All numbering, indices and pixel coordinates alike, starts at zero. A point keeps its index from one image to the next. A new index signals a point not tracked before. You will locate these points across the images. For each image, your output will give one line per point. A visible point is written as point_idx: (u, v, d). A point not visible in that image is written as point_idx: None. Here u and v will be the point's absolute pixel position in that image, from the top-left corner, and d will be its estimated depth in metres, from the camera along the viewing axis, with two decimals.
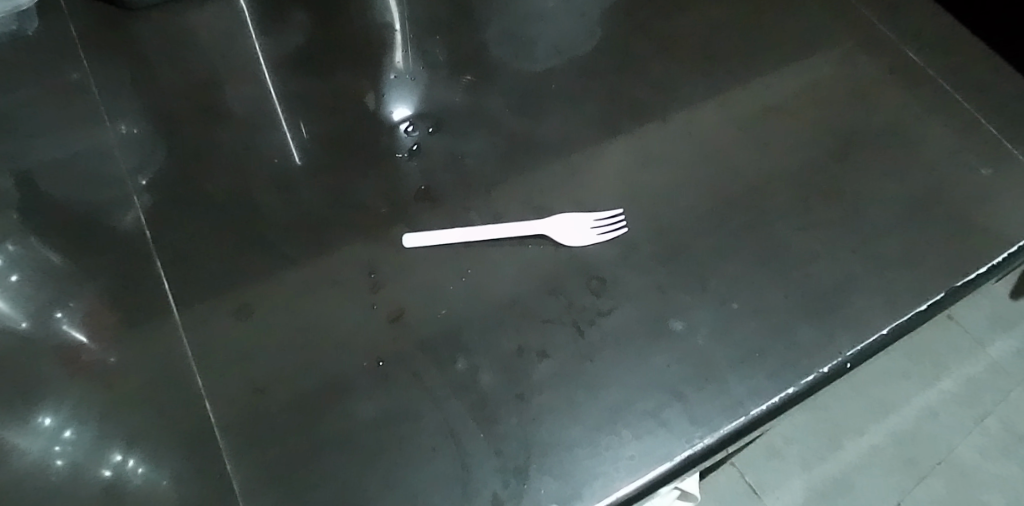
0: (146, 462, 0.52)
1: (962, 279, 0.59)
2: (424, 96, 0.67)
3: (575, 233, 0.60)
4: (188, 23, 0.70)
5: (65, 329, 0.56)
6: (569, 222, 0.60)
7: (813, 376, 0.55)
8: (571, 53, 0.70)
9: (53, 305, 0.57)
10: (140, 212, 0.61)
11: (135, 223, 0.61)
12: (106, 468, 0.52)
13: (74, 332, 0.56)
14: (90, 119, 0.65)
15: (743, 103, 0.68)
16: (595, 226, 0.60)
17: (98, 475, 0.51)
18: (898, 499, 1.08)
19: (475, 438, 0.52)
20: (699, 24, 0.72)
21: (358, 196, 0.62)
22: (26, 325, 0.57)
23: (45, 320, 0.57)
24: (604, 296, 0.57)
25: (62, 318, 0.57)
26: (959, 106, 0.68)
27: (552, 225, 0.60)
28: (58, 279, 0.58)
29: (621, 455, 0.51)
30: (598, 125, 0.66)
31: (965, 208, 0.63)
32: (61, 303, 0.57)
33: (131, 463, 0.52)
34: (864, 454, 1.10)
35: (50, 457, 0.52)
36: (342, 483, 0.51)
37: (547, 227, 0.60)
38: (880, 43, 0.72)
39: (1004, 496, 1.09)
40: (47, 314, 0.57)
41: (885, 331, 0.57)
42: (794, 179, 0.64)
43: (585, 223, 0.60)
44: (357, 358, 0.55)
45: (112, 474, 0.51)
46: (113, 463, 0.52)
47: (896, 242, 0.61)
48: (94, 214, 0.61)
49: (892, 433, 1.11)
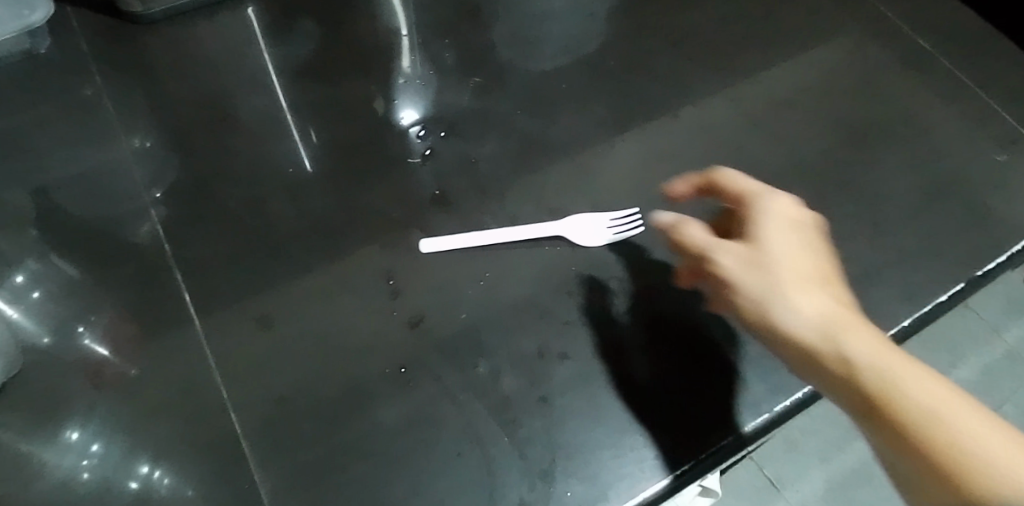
0: (172, 473, 0.52)
1: (982, 268, 0.60)
2: (437, 101, 0.67)
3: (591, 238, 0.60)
4: (197, 36, 0.70)
5: (87, 344, 0.57)
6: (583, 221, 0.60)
7: None
8: (579, 52, 0.70)
9: (74, 321, 0.58)
10: (156, 224, 0.62)
11: (151, 235, 0.61)
12: (132, 480, 0.52)
13: (95, 347, 0.57)
14: (105, 133, 0.66)
15: (754, 97, 0.68)
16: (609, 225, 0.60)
17: (125, 488, 0.52)
18: None
19: (499, 442, 0.52)
20: (707, 19, 0.72)
21: (372, 203, 0.62)
22: (47, 340, 0.57)
23: (65, 335, 0.57)
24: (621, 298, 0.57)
25: (83, 332, 0.57)
26: (971, 94, 0.69)
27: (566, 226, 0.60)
28: (77, 294, 0.59)
29: (645, 455, 0.51)
30: (609, 124, 0.66)
31: (982, 198, 0.63)
32: (81, 318, 0.58)
33: (158, 474, 0.52)
34: None
35: (77, 471, 0.52)
36: (368, 491, 0.51)
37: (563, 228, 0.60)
38: (889, 33, 0.72)
39: None
40: (67, 328, 0.58)
41: (906, 323, 0.57)
42: (809, 173, 0.64)
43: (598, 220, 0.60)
44: (378, 365, 0.55)
45: (138, 485, 0.52)
46: (139, 475, 0.52)
47: (914, 234, 0.61)
48: (110, 229, 0.61)
49: None
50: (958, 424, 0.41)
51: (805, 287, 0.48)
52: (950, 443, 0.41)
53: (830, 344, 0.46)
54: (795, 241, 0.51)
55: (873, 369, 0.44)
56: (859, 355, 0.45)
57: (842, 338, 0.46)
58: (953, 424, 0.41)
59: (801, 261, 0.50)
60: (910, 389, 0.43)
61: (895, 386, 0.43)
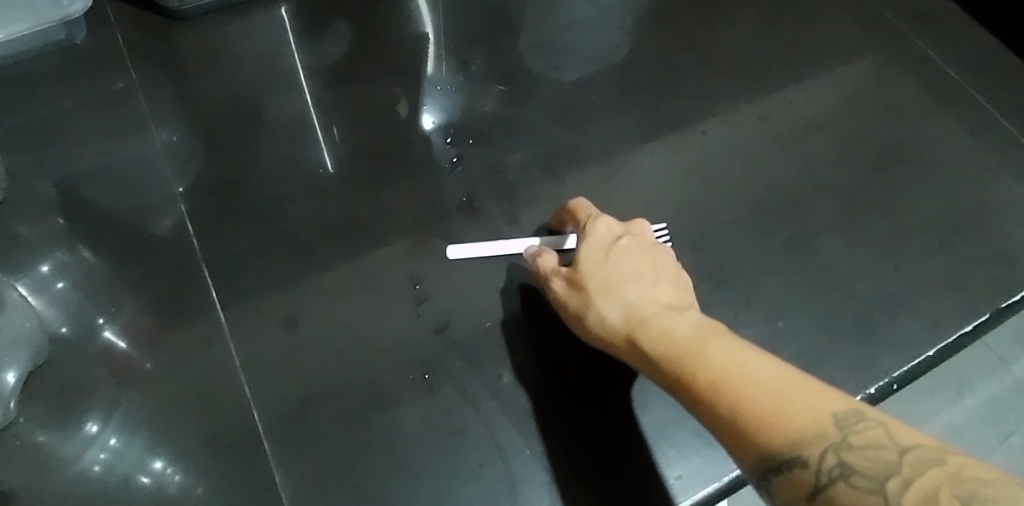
0: (184, 470, 0.52)
1: (1006, 299, 0.60)
2: (466, 109, 0.68)
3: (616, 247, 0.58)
4: (229, 32, 0.71)
5: (107, 336, 0.57)
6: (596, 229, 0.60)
7: (860, 396, 0.55)
8: (608, 65, 0.70)
9: (94, 312, 0.58)
10: (179, 219, 0.62)
11: (173, 229, 0.61)
12: (145, 475, 0.52)
13: (115, 339, 0.57)
14: (136, 126, 0.66)
15: (782, 118, 0.68)
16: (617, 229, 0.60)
17: (138, 483, 0.52)
18: None
19: (521, 454, 0.52)
20: (737, 37, 0.72)
21: (399, 207, 0.62)
22: (66, 330, 0.57)
23: (86, 326, 0.58)
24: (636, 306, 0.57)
25: (104, 324, 0.58)
26: (999, 123, 0.69)
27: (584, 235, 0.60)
28: (99, 285, 0.59)
29: (668, 475, 0.53)
30: (637, 138, 0.66)
31: (1009, 228, 0.63)
32: (102, 309, 0.58)
33: (170, 471, 0.52)
34: None
35: (92, 463, 0.53)
36: (388, 496, 0.51)
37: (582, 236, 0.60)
38: (918, 59, 0.72)
39: None
40: (88, 320, 0.58)
41: (931, 353, 0.57)
42: (836, 197, 0.64)
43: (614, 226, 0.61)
44: (402, 370, 0.55)
45: (150, 481, 0.52)
46: (152, 470, 0.52)
47: (939, 262, 0.61)
48: (133, 222, 0.62)
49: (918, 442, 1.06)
50: (750, 385, 0.42)
51: (612, 293, 0.51)
52: (759, 421, 0.41)
53: (635, 348, 0.49)
54: (621, 253, 0.53)
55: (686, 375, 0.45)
56: (651, 351, 0.48)
57: (647, 328, 0.49)
58: (750, 383, 0.42)
59: (623, 268, 0.52)
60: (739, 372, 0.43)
61: (699, 356, 0.45)
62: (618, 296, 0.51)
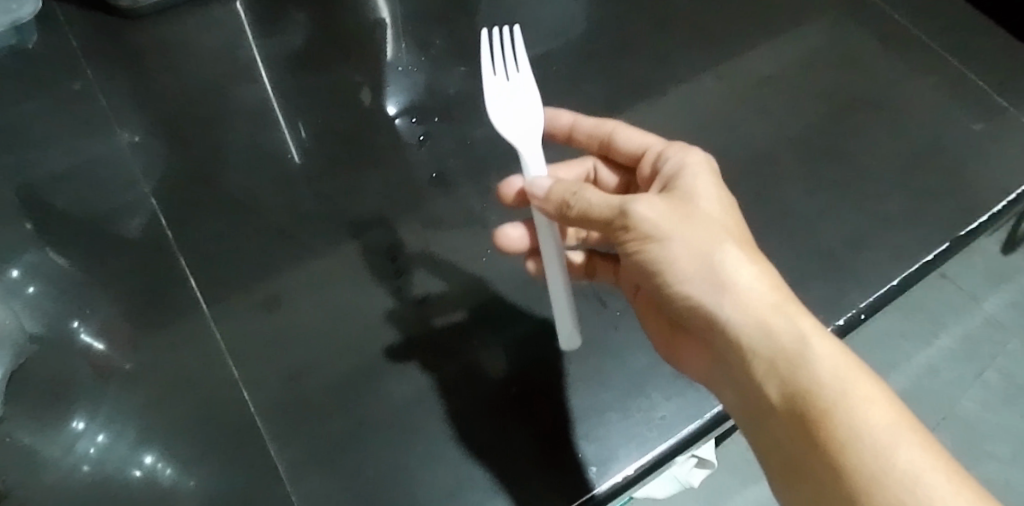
0: (173, 464, 0.52)
1: (965, 228, 0.62)
2: (429, 87, 0.68)
3: (574, 131, 0.61)
4: (185, 26, 0.71)
5: (83, 338, 0.57)
6: (496, 97, 0.54)
7: (830, 329, 0.57)
8: (566, 35, 0.72)
9: (68, 316, 0.58)
10: (145, 219, 0.62)
11: (140, 230, 0.61)
12: (135, 469, 0.52)
13: (92, 342, 0.57)
14: (99, 126, 0.66)
15: (737, 74, 0.70)
16: (512, 84, 0.55)
17: (129, 476, 0.52)
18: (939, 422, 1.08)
19: (511, 409, 0.53)
20: (688, 0, 0.74)
21: (373, 187, 0.64)
22: (42, 335, 0.57)
23: (60, 330, 0.58)
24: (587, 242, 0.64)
25: (78, 327, 0.58)
26: (946, 64, 0.71)
27: (500, 113, 0.53)
28: (71, 289, 0.59)
29: (652, 416, 0.53)
30: (600, 103, 0.68)
31: (961, 161, 0.65)
32: (76, 313, 0.58)
33: (159, 464, 0.52)
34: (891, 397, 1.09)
35: (78, 463, 0.53)
36: (384, 461, 0.52)
37: (505, 131, 0.52)
38: (865, 9, 0.74)
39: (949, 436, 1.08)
40: (62, 324, 0.58)
41: (895, 282, 0.59)
42: (795, 144, 0.66)
43: (521, 85, 0.55)
44: (388, 342, 0.56)
45: (141, 474, 0.52)
46: (142, 463, 0.52)
47: (897, 198, 0.63)
48: (99, 225, 0.62)
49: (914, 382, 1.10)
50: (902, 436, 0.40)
51: (754, 265, 0.45)
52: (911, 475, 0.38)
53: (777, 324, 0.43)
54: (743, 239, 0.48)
55: (828, 381, 0.41)
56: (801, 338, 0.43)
57: (793, 312, 0.44)
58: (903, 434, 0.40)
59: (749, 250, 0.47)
60: (897, 425, 0.40)
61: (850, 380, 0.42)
62: (754, 269, 0.45)
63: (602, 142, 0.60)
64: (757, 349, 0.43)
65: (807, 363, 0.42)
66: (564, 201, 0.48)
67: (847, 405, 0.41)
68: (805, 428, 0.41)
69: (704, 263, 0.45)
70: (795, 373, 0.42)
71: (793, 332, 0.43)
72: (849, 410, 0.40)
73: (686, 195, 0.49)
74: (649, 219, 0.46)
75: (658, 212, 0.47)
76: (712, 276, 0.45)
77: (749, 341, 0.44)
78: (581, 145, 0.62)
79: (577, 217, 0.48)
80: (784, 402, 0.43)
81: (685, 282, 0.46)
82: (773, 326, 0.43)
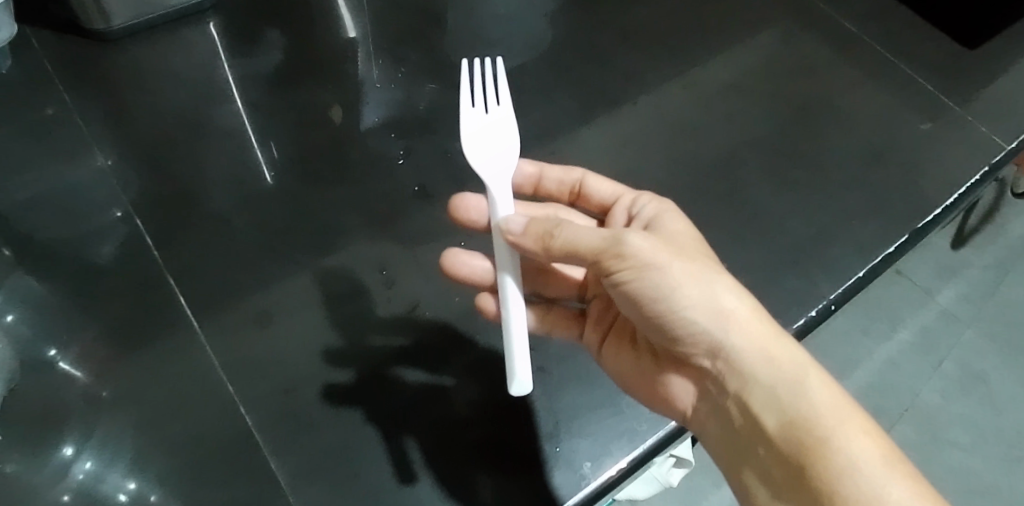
0: (161, 486, 0.52)
1: (922, 220, 0.65)
2: (404, 102, 0.70)
3: (542, 179, 0.64)
4: (160, 49, 0.71)
5: (61, 366, 0.57)
6: (473, 126, 0.56)
7: (803, 319, 0.60)
8: (535, 49, 0.74)
9: (46, 343, 0.57)
10: (116, 244, 0.62)
11: (112, 255, 0.61)
12: (121, 493, 0.52)
13: (71, 369, 0.57)
14: (76, 151, 0.66)
15: (702, 83, 0.73)
16: (489, 117, 0.57)
17: (115, 500, 0.52)
18: (902, 413, 1.12)
19: (504, 410, 0.55)
20: (650, 14, 0.77)
21: (356, 201, 0.65)
22: (18, 364, 0.57)
23: (36, 358, 0.57)
24: (541, 291, 0.66)
25: (57, 356, 0.57)
26: (896, 67, 0.75)
27: (475, 142, 0.55)
28: (46, 317, 0.58)
29: (641, 410, 0.55)
30: (572, 113, 0.70)
31: (915, 158, 0.69)
32: (54, 340, 0.58)
33: (144, 490, 0.52)
34: (856, 392, 1.13)
35: (64, 489, 0.52)
36: (382, 468, 0.52)
37: (478, 164, 0.54)
38: (816, 18, 0.78)
39: (915, 428, 1.12)
40: (39, 352, 0.57)
41: (860, 274, 0.62)
42: (760, 147, 0.69)
43: (499, 117, 0.57)
44: (379, 351, 0.57)
45: (128, 499, 0.52)
46: (128, 488, 0.52)
47: (857, 195, 0.67)
48: (74, 251, 0.62)
49: (879, 372, 1.14)
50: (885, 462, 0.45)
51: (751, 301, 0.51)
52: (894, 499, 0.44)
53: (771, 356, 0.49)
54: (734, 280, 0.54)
55: (825, 413, 0.47)
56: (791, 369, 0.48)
57: (787, 346, 0.49)
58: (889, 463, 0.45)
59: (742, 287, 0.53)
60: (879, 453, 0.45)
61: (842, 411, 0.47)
62: (750, 303, 0.51)
63: (574, 189, 0.64)
64: (760, 378, 0.49)
65: (806, 395, 0.47)
66: (547, 232, 0.49)
67: (841, 436, 0.46)
68: (800, 452, 0.46)
69: (709, 298, 0.50)
70: (795, 403, 0.47)
71: (793, 364, 0.48)
72: (838, 438, 0.46)
73: (681, 239, 0.53)
74: (647, 250, 0.50)
75: (657, 246, 0.50)
76: (716, 308, 0.50)
77: (752, 370, 0.49)
78: (549, 192, 0.65)
79: (561, 249, 0.50)
80: (782, 428, 0.47)
81: (690, 313, 0.50)
82: (777, 359, 0.49)
